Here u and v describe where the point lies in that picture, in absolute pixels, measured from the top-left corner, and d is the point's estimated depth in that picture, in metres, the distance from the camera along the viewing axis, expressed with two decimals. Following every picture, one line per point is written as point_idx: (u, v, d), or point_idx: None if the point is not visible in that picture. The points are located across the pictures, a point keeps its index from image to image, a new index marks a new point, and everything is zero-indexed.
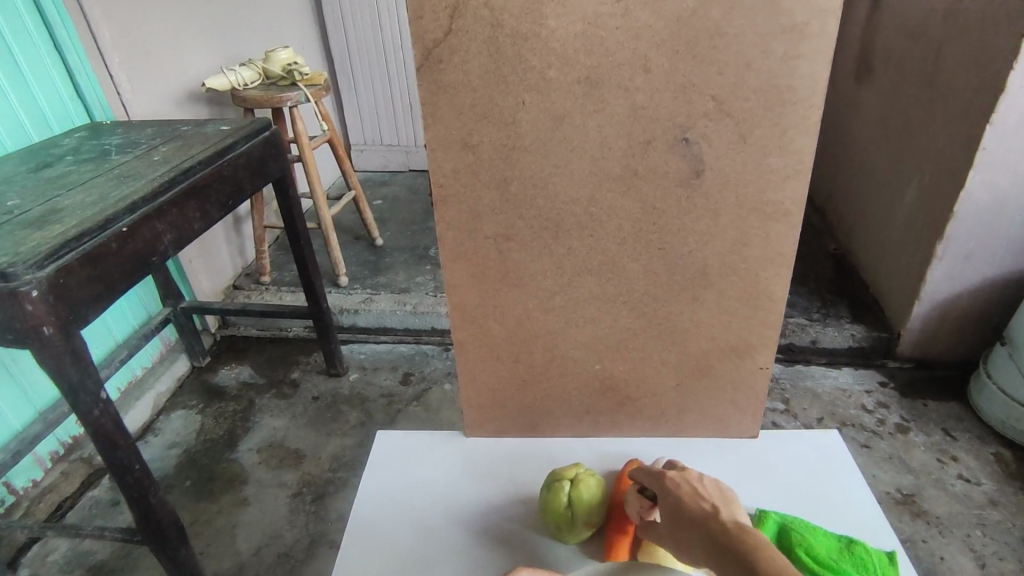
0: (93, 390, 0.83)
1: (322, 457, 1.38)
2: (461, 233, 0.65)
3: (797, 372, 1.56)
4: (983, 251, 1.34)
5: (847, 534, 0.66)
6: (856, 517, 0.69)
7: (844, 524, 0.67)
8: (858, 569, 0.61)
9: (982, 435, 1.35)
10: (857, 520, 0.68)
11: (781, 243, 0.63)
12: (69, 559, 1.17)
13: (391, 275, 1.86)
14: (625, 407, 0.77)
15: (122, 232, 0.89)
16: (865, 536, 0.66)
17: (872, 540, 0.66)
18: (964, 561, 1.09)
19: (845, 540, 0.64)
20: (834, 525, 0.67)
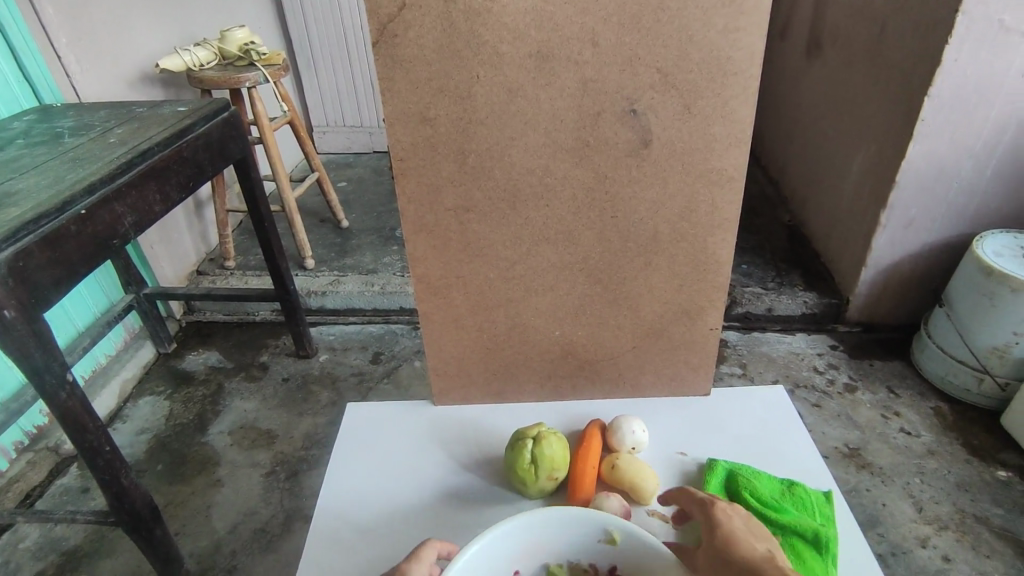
0: (58, 372, 0.83)
1: (295, 436, 1.40)
2: (422, 206, 0.67)
3: (754, 339, 1.63)
4: (923, 219, 1.42)
5: (789, 478, 0.72)
6: (798, 463, 0.74)
7: (788, 470, 0.73)
8: (797, 508, 0.67)
9: (923, 391, 1.44)
10: (800, 466, 0.74)
11: (724, 209, 0.67)
12: (41, 546, 1.17)
13: (358, 256, 1.87)
14: (585, 370, 0.81)
15: (81, 214, 0.89)
16: (805, 478, 0.72)
17: (811, 481, 0.72)
18: (905, 506, 1.18)
19: (787, 483, 0.70)
20: (777, 470, 0.73)
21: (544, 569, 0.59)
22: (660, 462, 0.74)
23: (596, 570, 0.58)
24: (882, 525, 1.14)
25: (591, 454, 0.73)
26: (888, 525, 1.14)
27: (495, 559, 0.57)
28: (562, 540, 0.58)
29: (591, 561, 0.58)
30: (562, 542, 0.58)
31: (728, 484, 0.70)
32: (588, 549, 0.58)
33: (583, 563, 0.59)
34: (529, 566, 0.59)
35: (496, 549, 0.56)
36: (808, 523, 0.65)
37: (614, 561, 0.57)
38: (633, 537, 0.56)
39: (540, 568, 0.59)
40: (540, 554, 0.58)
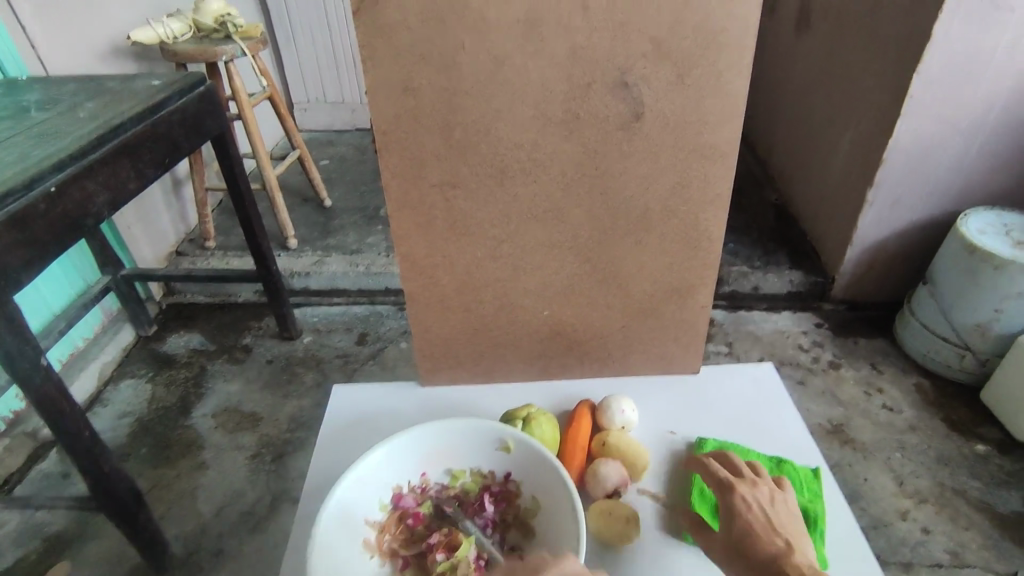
0: (32, 356, 0.81)
1: (280, 418, 1.38)
2: (407, 182, 0.65)
3: (740, 317, 1.64)
4: (909, 196, 1.42)
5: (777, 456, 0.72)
6: (788, 441, 0.74)
7: (778, 448, 0.73)
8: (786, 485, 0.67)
9: (905, 367, 1.46)
10: (789, 442, 0.74)
11: (716, 185, 0.66)
12: (21, 531, 1.15)
13: (341, 236, 1.84)
14: (575, 350, 0.80)
15: (51, 192, 0.85)
16: (793, 455, 0.72)
17: (799, 458, 0.72)
18: (887, 481, 1.20)
19: (775, 460, 0.70)
20: (766, 447, 0.73)
21: (449, 475, 0.67)
22: (650, 440, 0.74)
23: (494, 476, 0.66)
24: (864, 499, 1.16)
25: (580, 433, 0.73)
26: (870, 499, 1.16)
27: (400, 462, 0.65)
28: (463, 447, 0.67)
29: (490, 467, 0.66)
30: (463, 450, 0.67)
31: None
32: (486, 455, 0.66)
33: (482, 469, 0.66)
34: (434, 471, 0.67)
35: (400, 451, 0.65)
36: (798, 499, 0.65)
37: (508, 467, 0.65)
38: (522, 442, 0.64)
39: (444, 474, 0.67)
40: (443, 459, 0.67)
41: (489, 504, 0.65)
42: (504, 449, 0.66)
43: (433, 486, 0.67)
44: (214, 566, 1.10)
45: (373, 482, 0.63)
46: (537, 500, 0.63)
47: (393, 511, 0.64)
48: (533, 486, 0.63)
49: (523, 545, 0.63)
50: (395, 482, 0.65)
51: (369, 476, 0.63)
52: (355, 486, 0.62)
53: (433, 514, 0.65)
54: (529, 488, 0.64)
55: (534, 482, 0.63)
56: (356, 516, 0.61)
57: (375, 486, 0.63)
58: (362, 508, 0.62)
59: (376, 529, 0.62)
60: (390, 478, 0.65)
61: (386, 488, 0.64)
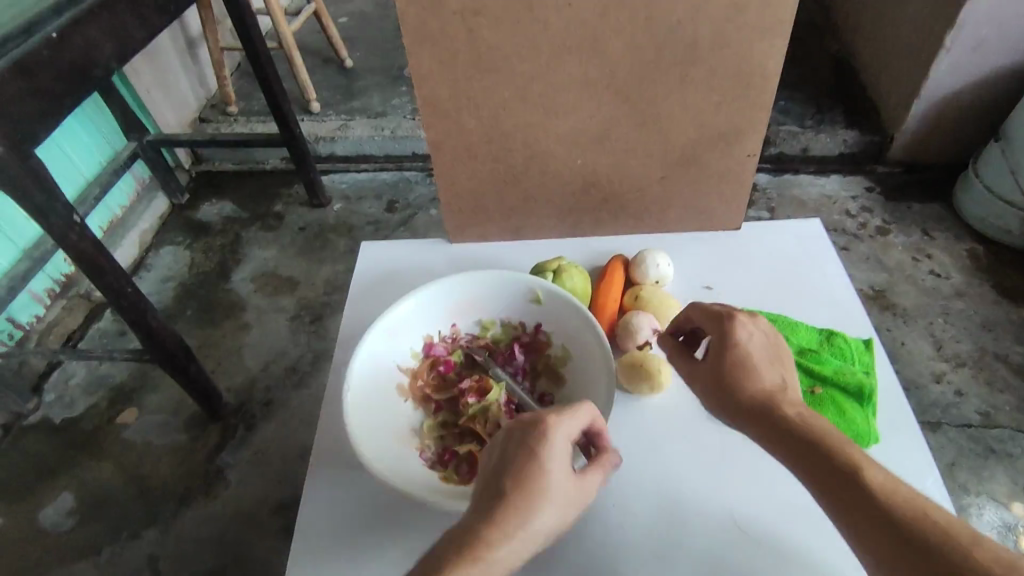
0: (64, 214, 0.81)
1: (316, 282, 1.41)
2: (426, 10, 0.58)
3: (785, 181, 1.55)
4: (994, 39, 1.25)
5: (828, 327, 0.68)
6: (836, 307, 0.70)
7: (827, 317, 0.69)
8: (836, 358, 0.64)
9: (959, 233, 1.38)
10: (840, 310, 0.70)
11: (777, 8, 0.58)
12: (89, 382, 1.24)
13: (365, 98, 1.75)
14: (609, 204, 0.76)
15: (54, 38, 0.79)
16: (845, 326, 0.68)
17: (851, 330, 0.68)
18: (925, 345, 1.17)
19: (825, 333, 0.66)
20: (816, 318, 0.69)
21: (479, 326, 0.67)
22: (685, 297, 0.72)
23: (524, 327, 0.66)
24: (899, 362, 1.15)
25: (614, 287, 0.71)
26: (906, 362, 1.15)
27: (430, 312, 0.65)
28: (492, 298, 0.66)
29: (520, 317, 0.66)
30: (493, 302, 0.66)
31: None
32: (515, 307, 0.66)
33: (512, 320, 0.66)
34: (464, 322, 0.67)
35: (429, 301, 0.65)
36: (852, 374, 0.61)
37: (538, 318, 0.65)
38: (552, 292, 0.63)
39: (474, 325, 0.67)
40: (473, 310, 0.67)
41: (518, 352, 0.66)
42: (534, 301, 0.65)
43: (464, 336, 0.67)
44: (266, 414, 1.18)
45: (403, 330, 0.64)
46: (568, 349, 0.63)
47: (424, 359, 0.65)
48: (564, 337, 0.63)
49: (554, 392, 0.63)
50: (426, 332, 0.66)
51: (399, 324, 0.64)
52: (385, 335, 0.62)
53: (463, 363, 0.66)
54: (560, 338, 0.64)
55: (564, 332, 0.63)
56: (389, 362, 0.62)
57: (405, 336, 0.64)
58: (394, 355, 0.63)
59: (409, 375, 0.63)
60: (421, 327, 0.65)
61: (417, 337, 0.65)
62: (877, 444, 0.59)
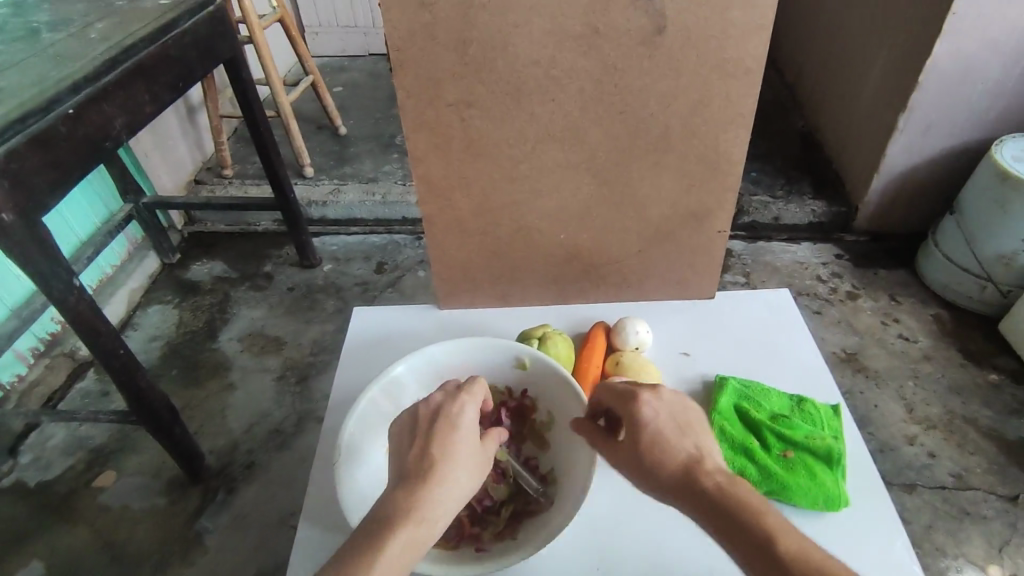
0: (64, 277, 0.83)
1: (303, 343, 1.43)
2: (423, 100, 0.64)
3: (759, 248, 1.62)
4: (943, 121, 1.36)
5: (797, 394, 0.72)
6: (805, 375, 0.74)
7: (796, 384, 0.73)
8: (806, 423, 0.67)
9: (924, 299, 1.45)
10: (807, 378, 0.74)
11: (739, 104, 0.64)
12: (68, 443, 1.23)
13: (357, 164, 1.82)
14: (591, 274, 0.81)
15: (70, 114, 0.85)
16: (814, 393, 0.72)
17: (819, 396, 0.72)
18: (897, 408, 1.21)
19: (796, 399, 0.70)
20: (787, 385, 0.73)
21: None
22: (663, 363, 0.76)
23: (511, 392, 0.68)
24: (873, 425, 1.18)
25: (596, 353, 0.75)
26: (879, 424, 1.19)
27: (421, 377, 0.68)
28: (480, 365, 0.69)
29: (507, 383, 0.69)
30: (481, 368, 0.69)
31: (737, 401, 0.70)
32: (503, 373, 0.68)
33: (499, 385, 0.69)
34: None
35: (420, 367, 0.68)
36: (821, 439, 0.65)
37: (524, 383, 0.68)
38: (538, 359, 0.66)
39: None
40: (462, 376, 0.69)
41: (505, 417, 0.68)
42: (520, 367, 0.68)
43: None
44: (247, 477, 1.17)
45: (396, 395, 0.66)
46: (553, 413, 0.65)
47: None
48: (550, 402, 0.66)
49: (539, 456, 0.65)
50: (416, 397, 0.68)
51: (391, 390, 0.66)
52: (378, 400, 0.64)
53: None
54: (545, 403, 0.66)
55: (550, 397, 0.66)
56: (380, 427, 0.64)
57: (396, 400, 0.66)
58: (385, 419, 0.65)
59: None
60: (412, 392, 0.68)
61: (408, 402, 0.67)
62: (848, 508, 0.61)
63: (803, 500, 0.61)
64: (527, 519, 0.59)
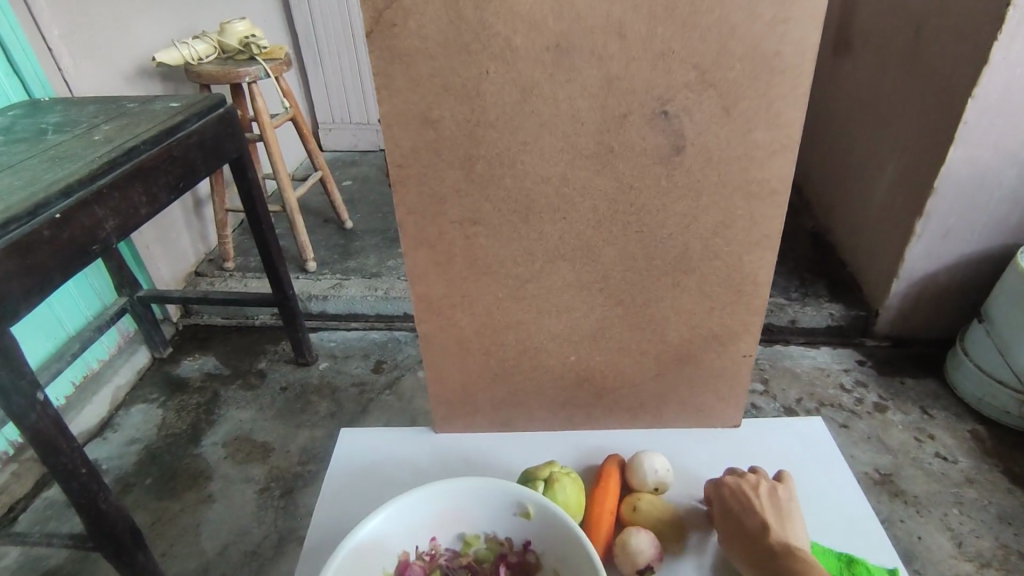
0: (26, 391, 0.76)
1: (292, 450, 1.33)
2: (423, 217, 0.59)
3: (776, 352, 1.54)
4: (961, 228, 1.33)
5: (846, 551, 0.62)
6: (851, 525, 0.64)
7: (843, 538, 0.63)
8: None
9: (958, 412, 1.35)
10: (855, 531, 0.64)
11: (765, 225, 0.59)
12: (22, 564, 1.11)
13: (362, 259, 1.80)
14: (603, 399, 0.73)
15: (56, 218, 0.82)
16: (866, 552, 0.62)
17: (872, 557, 0.61)
18: (943, 541, 1.09)
19: (845, 559, 0.60)
20: (832, 539, 0.63)
21: (461, 541, 0.61)
22: (687, 509, 0.66)
23: (511, 544, 0.59)
24: (919, 561, 1.06)
25: (609, 497, 0.66)
26: (925, 561, 1.06)
27: (408, 526, 0.59)
28: (477, 510, 0.60)
29: (507, 533, 0.59)
30: (479, 513, 0.60)
31: None
32: (503, 522, 0.59)
33: (499, 536, 0.60)
34: (445, 536, 0.60)
35: (407, 512, 0.58)
36: None
37: (528, 535, 0.58)
38: (543, 508, 0.57)
39: (457, 539, 0.61)
40: (456, 523, 0.60)
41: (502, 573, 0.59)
42: (523, 515, 0.59)
43: (444, 553, 0.60)
44: None
45: (378, 549, 0.57)
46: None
47: None
48: (555, 559, 0.57)
49: None
50: (402, 549, 0.59)
51: (371, 544, 0.56)
52: (359, 557, 0.55)
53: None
54: (550, 560, 0.57)
55: (554, 555, 0.57)
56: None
57: (378, 555, 0.57)
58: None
59: None
60: (397, 544, 0.58)
61: (392, 556, 0.58)
62: None
63: None
64: None
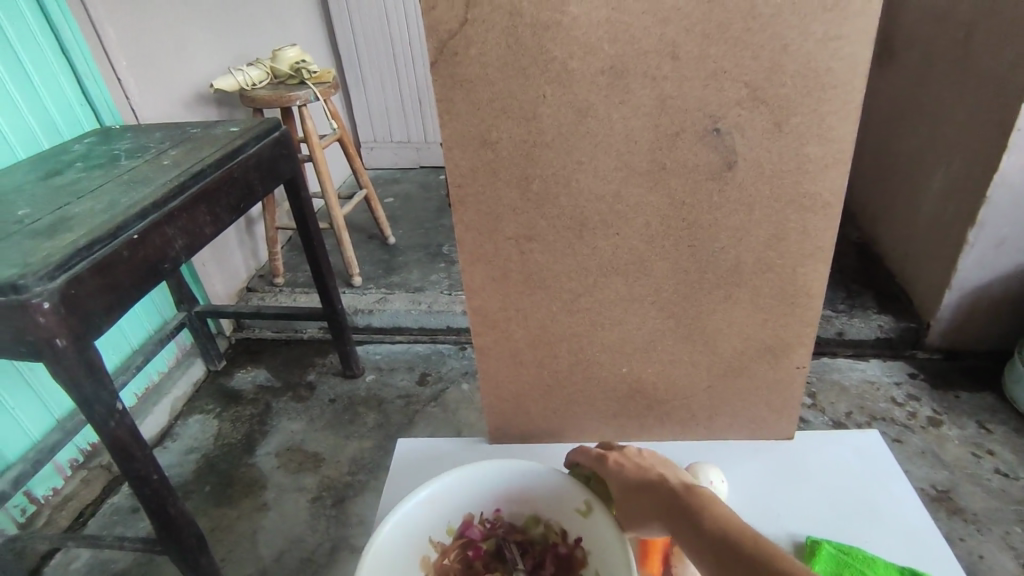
0: (107, 401, 0.81)
1: (341, 460, 1.37)
2: (482, 235, 0.62)
3: (823, 364, 1.52)
4: (1016, 237, 1.29)
5: (908, 565, 0.61)
6: (911, 541, 0.64)
7: (904, 552, 0.63)
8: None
9: (1018, 427, 1.30)
10: (916, 542, 0.64)
11: (818, 238, 0.60)
12: (93, 566, 1.17)
13: (405, 274, 1.84)
14: (654, 410, 0.74)
15: (133, 239, 0.88)
16: (928, 565, 0.61)
17: (936, 570, 0.61)
18: (1005, 560, 1.05)
19: (906, 573, 0.60)
20: (894, 553, 0.63)
21: (522, 520, 0.63)
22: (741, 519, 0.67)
23: (565, 536, 0.61)
24: None
25: None
26: None
27: (477, 491, 0.63)
28: (539, 494, 0.62)
29: (562, 524, 0.61)
30: (541, 497, 0.62)
31: (836, 569, 0.60)
32: (562, 512, 0.61)
33: (556, 526, 0.61)
34: (508, 510, 0.63)
35: (479, 479, 0.62)
36: None
37: (581, 531, 0.59)
38: (602, 512, 0.57)
39: (518, 516, 0.63)
40: (519, 502, 0.63)
41: (548, 563, 0.61)
42: (582, 510, 0.59)
43: (504, 525, 0.63)
44: None
45: (446, 503, 0.62)
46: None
47: (458, 537, 0.63)
48: (598, 561, 0.57)
49: None
50: (468, 510, 0.63)
51: (439, 497, 0.61)
52: (428, 504, 0.61)
53: (494, 552, 0.63)
54: (594, 561, 0.58)
55: (600, 558, 0.57)
56: (421, 532, 0.61)
57: (445, 508, 0.62)
58: (429, 525, 0.61)
59: (437, 550, 0.62)
60: (464, 504, 0.63)
61: (457, 514, 0.62)
62: None
63: None
64: None
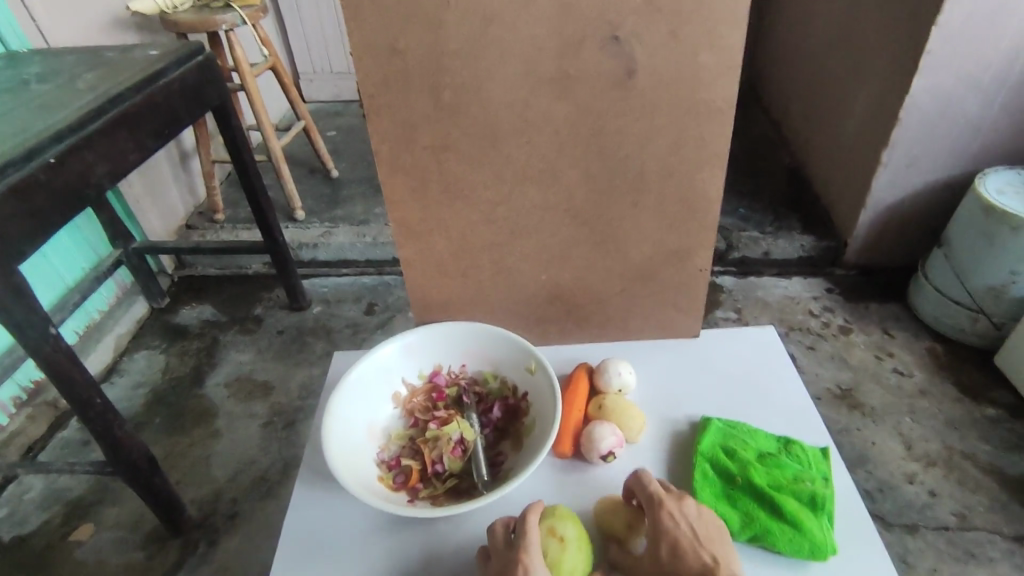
0: (41, 326, 0.82)
1: (291, 387, 1.41)
2: (399, 145, 0.64)
3: (749, 283, 1.62)
4: (925, 156, 1.38)
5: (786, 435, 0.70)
6: (792, 416, 0.73)
7: (784, 426, 0.72)
8: (794, 465, 0.65)
9: (917, 331, 1.43)
10: (796, 418, 0.72)
11: (714, 143, 0.64)
12: (47, 495, 1.19)
13: (349, 207, 1.83)
14: (574, 314, 0.80)
15: (51, 163, 0.86)
16: (803, 435, 0.70)
17: (808, 439, 0.70)
18: (894, 445, 1.19)
19: (783, 441, 0.68)
20: (776, 426, 0.71)
21: (482, 374, 0.74)
22: (645, 406, 0.74)
23: (514, 389, 0.71)
24: (871, 463, 1.16)
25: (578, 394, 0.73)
26: (876, 462, 1.16)
27: (447, 346, 0.74)
28: (497, 353, 0.73)
29: (515, 380, 0.71)
30: (500, 356, 0.73)
31: (722, 440, 0.68)
32: (514, 369, 0.72)
33: (508, 381, 0.72)
34: (472, 365, 0.74)
35: (450, 337, 0.73)
36: (808, 481, 0.63)
37: (528, 386, 0.70)
38: (544, 367, 0.68)
39: (480, 371, 0.74)
40: (482, 359, 0.74)
41: (497, 408, 0.71)
42: (529, 368, 0.70)
43: (467, 379, 0.74)
44: (230, 528, 1.14)
45: (420, 352, 0.74)
46: (534, 421, 0.68)
47: (427, 381, 0.74)
48: (538, 409, 0.68)
49: (509, 454, 0.69)
50: (438, 361, 0.74)
51: (415, 348, 0.73)
52: (403, 348, 0.73)
53: (455, 398, 0.74)
54: (535, 411, 0.69)
55: (539, 407, 0.68)
56: (395, 371, 0.73)
57: (420, 356, 0.74)
58: (403, 367, 0.73)
59: (408, 390, 0.73)
60: (436, 355, 0.74)
61: (429, 362, 0.74)
62: (836, 555, 0.58)
63: (788, 547, 0.58)
64: (463, 497, 0.65)
